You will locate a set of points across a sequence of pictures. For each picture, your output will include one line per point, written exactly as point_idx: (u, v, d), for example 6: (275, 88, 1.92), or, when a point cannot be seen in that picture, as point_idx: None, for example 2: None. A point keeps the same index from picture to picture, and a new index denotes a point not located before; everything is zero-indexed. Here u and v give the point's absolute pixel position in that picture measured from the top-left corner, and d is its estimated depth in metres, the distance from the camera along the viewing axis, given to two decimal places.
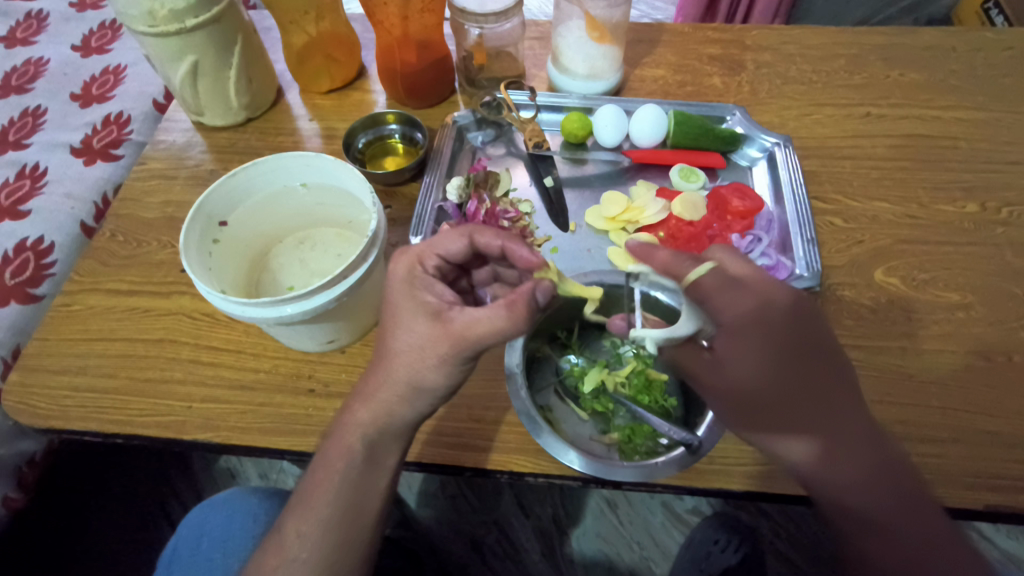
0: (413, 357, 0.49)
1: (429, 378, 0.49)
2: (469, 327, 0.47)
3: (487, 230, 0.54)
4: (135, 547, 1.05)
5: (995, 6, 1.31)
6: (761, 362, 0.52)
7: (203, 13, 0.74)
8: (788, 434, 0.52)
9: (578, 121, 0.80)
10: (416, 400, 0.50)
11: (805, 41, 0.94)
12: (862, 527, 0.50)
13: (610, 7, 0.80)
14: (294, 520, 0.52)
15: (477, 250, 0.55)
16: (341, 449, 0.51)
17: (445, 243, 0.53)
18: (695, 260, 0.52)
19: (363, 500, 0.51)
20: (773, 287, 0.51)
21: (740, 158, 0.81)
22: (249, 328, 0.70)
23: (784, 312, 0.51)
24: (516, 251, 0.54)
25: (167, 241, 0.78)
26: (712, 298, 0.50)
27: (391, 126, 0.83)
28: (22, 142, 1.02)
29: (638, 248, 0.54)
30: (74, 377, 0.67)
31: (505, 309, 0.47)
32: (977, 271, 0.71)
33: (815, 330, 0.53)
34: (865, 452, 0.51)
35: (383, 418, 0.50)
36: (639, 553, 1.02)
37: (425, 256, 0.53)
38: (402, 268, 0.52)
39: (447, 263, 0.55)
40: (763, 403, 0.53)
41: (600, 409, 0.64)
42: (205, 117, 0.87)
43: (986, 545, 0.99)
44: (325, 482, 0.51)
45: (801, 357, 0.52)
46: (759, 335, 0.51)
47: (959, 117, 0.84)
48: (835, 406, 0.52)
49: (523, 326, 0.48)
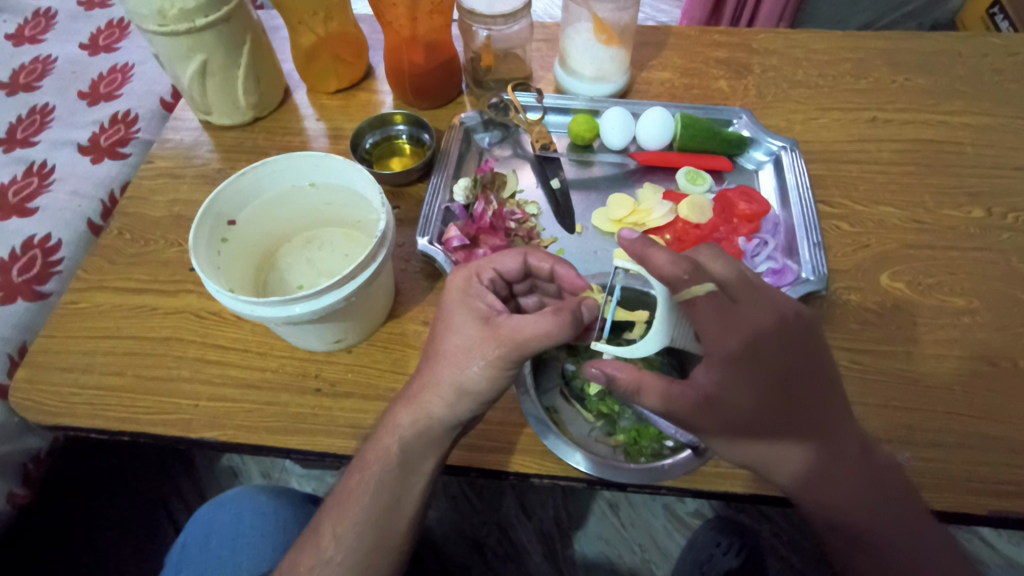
0: (459, 359, 0.49)
1: (475, 382, 0.49)
2: (519, 329, 0.48)
3: (540, 252, 0.57)
4: (139, 545, 1.05)
5: (1000, 11, 1.31)
6: (758, 391, 0.47)
7: (212, 13, 0.75)
8: (782, 455, 0.49)
9: (584, 123, 0.81)
10: (461, 404, 0.50)
11: (810, 45, 0.94)
12: (847, 536, 0.51)
13: (617, 10, 0.81)
14: (329, 521, 0.52)
15: (530, 271, 0.57)
16: (379, 451, 0.51)
17: (502, 260, 0.56)
18: (693, 272, 0.48)
19: (399, 505, 0.52)
20: (763, 306, 0.49)
21: (747, 162, 0.82)
22: (257, 327, 0.70)
23: (773, 336, 0.48)
24: (566, 273, 0.56)
25: (174, 240, 0.78)
26: (700, 320, 0.48)
27: (398, 127, 0.83)
28: (30, 139, 1.02)
29: (629, 246, 0.50)
30: (81, 374, 0.67)
31: (554, 313, 0.47)
32: (983, 276, 0.71)
33: (802, 350, 0.50)
34: (854, 465, 0.50)
35: (424, 421, 0.51)
36: (640, 556, 1.02)
37: (483, 270, 0.55)
38: (460, 279, 0.54)
39: (501, 280, 0.57)
40: (754, 433, 0.48)
41: (606, 410, 0.63)
42: (213, 116, 0.87)
43: (987, 550, 0.99)
44: (361, 484, 0.51)
45: (790, 381, 0.49)
46: (754, 364, 0.48)
47: (966, 122, 0.84)
48: (822, 425, 0.49)
49: (570, 331, 0.47)
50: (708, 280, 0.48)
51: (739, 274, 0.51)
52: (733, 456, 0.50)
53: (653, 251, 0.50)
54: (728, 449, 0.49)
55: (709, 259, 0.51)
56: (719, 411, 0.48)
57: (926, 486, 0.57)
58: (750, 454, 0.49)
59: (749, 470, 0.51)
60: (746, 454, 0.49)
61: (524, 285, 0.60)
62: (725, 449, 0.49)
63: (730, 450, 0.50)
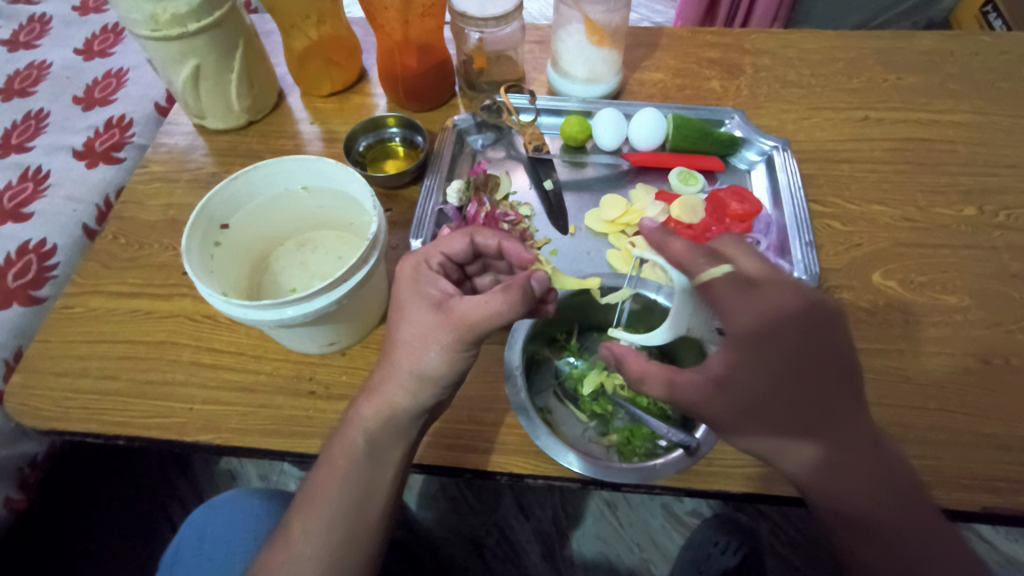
0: (417, 346, 0.50)
1: (433, 367, 0.49)
2: (468, 312, 0.48)
3: (486, 230, 0.56)
4: (136, 548, 1.05)
5: (994, 11, 1.32)
6: (769, 377, 0.47)
7: (205, 17, 0.75)
8: (793, 442, 0.49)
9: (577, 125, 0.80)
10: (422, 390, 0.51)
11: (803, 45, 0.94)
12: (857, 529, 0.49)
13: (609, 12, 0.80)
14: (299, 517, 0.52)
15: (479, 250, 0.57)
16: (345, 445, 0.52)
17: (448, 243, 0.56)
18: (709, 257, 0.50)
19: (368, 497, 0.52)
20: (784, 292, 0.49)
21: (739, 162, 0.82)
22: (251, 330, 0.70)
23: (791, 322, 0.48)
24: (512, 248, 0.55)
25: (169, 244, 0.78)
26: (721, 301, 0.48)
27: (391, 130, 0.84)
28: (25, 144, 1.03)
29: (650, 235, 0.51)
30: (77, 378, 0.67)
31: (501, 292, 0.47)
32: (975, 274, 0.71)
33: (823, 339, 0.48)
34: (867, 457, 0.49)
35: (386, 412, 0.51)
36: (639, 556, 1.02)
37: (432, 257, 0.55)
38: (409, 267, 0.54)
39: (450, 263, 0.57)
40: (768, 418, 0.48)
41: (600, 411, 0.64)
42: (207, 120, 0.88)
43: (985, 547, 1.00)
44: (329, 478, 0.52)
45: (807, 370, 0.48)
46: (766, 349, 0.47)
47: (959, 121, 0.84)
48: (834, 414, 0.49)
49: (521, 309, 0.47)
50: (725, 262, 0.49)
51: (766, 265, 0.50)
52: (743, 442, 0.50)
53: (672, 241, 0.52)
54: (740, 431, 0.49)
55: (739, 253, 0.51)
56: (729, 394, 0.48)
57: None
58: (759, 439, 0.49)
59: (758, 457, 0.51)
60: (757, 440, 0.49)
61: (475, 264, 0.60)
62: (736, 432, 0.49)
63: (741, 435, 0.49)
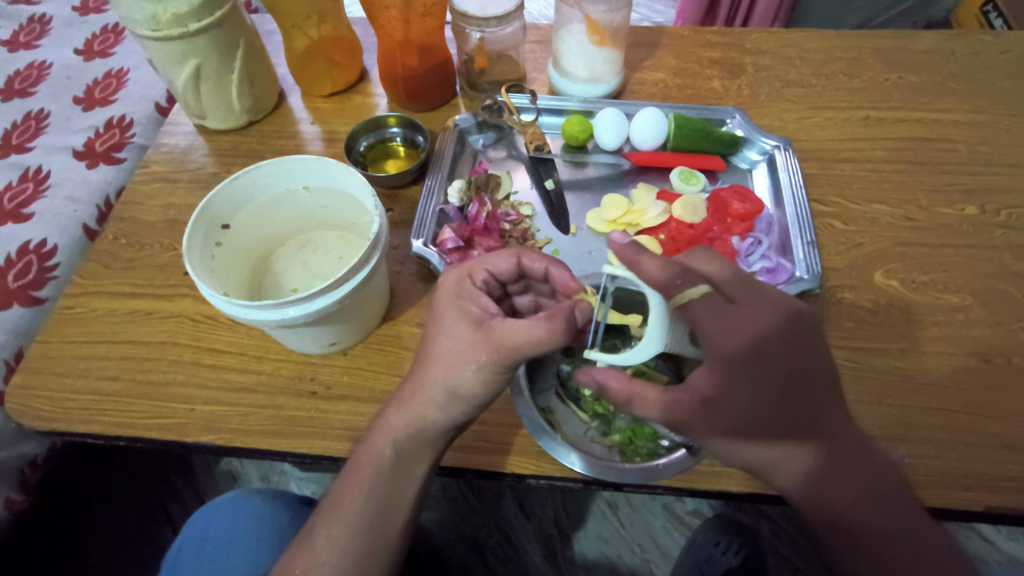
0: (451, 361, 0.50)
1: (468, 386, 0.49)
2: (510, 334, 0.48)
3: (533, 253, 0.57)
4: (137, 549, 1.05)
5: (994, 10, 1.32)
6: (757, 394, 0.47)
7: (206, 17, 0.75)
8: (782, 456, 0.49)
9: (577, 125, 0.80)
10: (452, 407, 0.50)
11: (804, 45, 0.94)
12: (849, 537, 0.50)
13: (610, 11, 0.80)
14: (323, 524, 0.52)
15: (523, 272, 0.57)
16: (372, 454, 0.52)
17: (494, 260, 0.56)
18: (686, 277, 0.47)
19: (392, 506, 0.52)
20: (763, 306, 0.48)
21: (740, 161, 0.82)
22: (252, 331, 0.70)
23: (776, 337, 0.47)
24: (559, 274, 0.56)
25: (170, 244, 0.78)
26: (701, 322, 0.47)
27: (391, 130, 0.84)
28: (25, 145, 1.03)
29: (621, 253, 0.48)
30: (78, 379, 0.67)
31: (546, 319, 0.47)
32: (976, 273, 0.71)
33: (806, 351, 0.49)
34: (853, 466, 0.50)
35: (417, 424, 0.51)
36: (640, 556, 1.02)
37: (475, 271, 0.55)
38: (451, 282, 0.54)
39: (495, 280, 0.57)
40: (754, 434, 0.48)
41: (601, 411, 0.62)
42: (208, 120, 0.87)
43: (986, 546, 1.00)
44: (354, 487, 0.52)
45: (793, 383, 0.48)
46: (755, 367, 0.47)
47: (960, 120, 0.84)
48: (821, 426, 0.49)
49: (563, 338, 0.47)
50: (702, 282, 0.47)
51: (735, 275, 0.49)
52: (733, 457, 0.50)
53: (645, 258, 0.48)
54: (729, 448, 0.49)
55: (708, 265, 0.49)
56: (717, 413, 0.48)
57: (921, 483, 0.57)
58: (747, 455, 0.49)
59: (748, 471, 0.51)
60: (745, 455, 0.49)
61: (517, 285, 0.60)
62: (726, 449, 0.49)
63: (729, 452, 0.49)
